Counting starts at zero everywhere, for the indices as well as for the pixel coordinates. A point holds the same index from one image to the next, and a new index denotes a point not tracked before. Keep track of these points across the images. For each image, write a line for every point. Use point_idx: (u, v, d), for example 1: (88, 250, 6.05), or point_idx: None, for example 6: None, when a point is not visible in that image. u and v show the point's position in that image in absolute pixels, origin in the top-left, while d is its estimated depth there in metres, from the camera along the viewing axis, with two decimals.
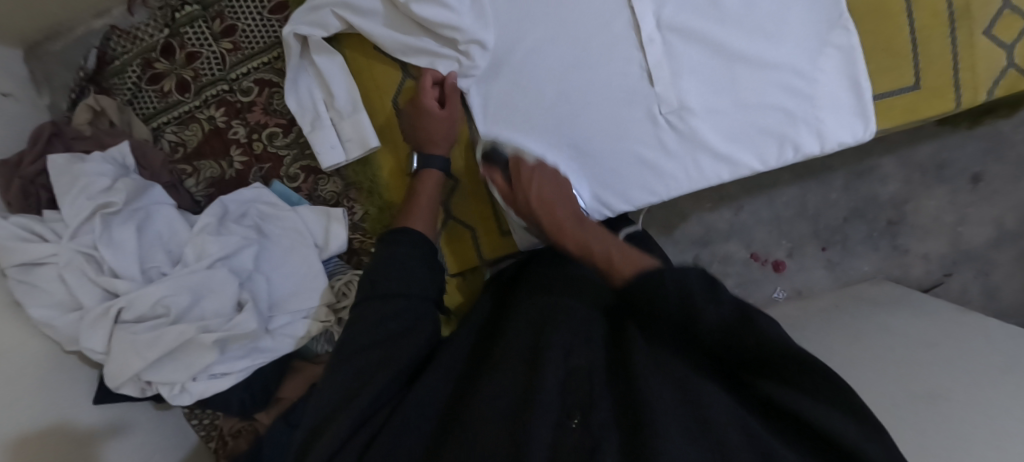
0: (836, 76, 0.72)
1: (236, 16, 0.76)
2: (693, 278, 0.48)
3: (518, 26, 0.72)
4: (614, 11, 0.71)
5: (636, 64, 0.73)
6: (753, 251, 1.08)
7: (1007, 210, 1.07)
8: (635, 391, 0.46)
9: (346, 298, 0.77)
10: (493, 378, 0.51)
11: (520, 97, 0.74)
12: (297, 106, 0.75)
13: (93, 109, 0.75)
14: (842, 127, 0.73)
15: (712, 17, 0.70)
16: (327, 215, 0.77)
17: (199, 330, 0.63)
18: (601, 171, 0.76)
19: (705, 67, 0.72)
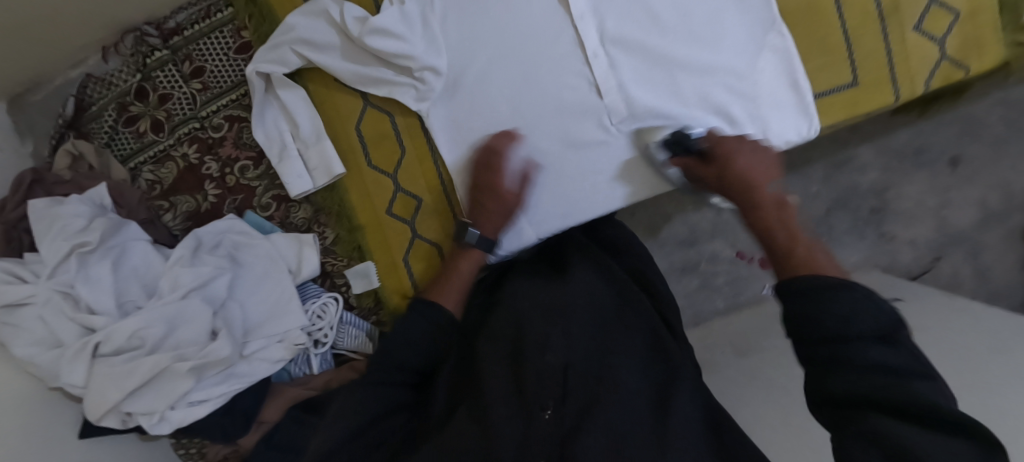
0: (776, 78, 0.75)
1: (204, 57, 0.80)
2: (860, 318, 0.46)
3: (470, 49, 0.75)
4: (558, 29, 0.75)
5: (583, 78, 0.75)
6: (738, 250, 1.10)
7: (989, 189, 1.09)
8: (606, 390, 0.57)
9: (321, 321, 0.80)
10: (488, 372, 0.63)
11: (477, 118, 0.77)
12: (265, 138, 0.79)
13: (72, 154, 0.80)
14: (787, 126, 0.76)
15: (653, 30, 0.74)
16: (299, 240, 0.80)
17: (173, 359, 0.66)
18: (558, 183, 0.78)
19: (650, 77, 0.75)
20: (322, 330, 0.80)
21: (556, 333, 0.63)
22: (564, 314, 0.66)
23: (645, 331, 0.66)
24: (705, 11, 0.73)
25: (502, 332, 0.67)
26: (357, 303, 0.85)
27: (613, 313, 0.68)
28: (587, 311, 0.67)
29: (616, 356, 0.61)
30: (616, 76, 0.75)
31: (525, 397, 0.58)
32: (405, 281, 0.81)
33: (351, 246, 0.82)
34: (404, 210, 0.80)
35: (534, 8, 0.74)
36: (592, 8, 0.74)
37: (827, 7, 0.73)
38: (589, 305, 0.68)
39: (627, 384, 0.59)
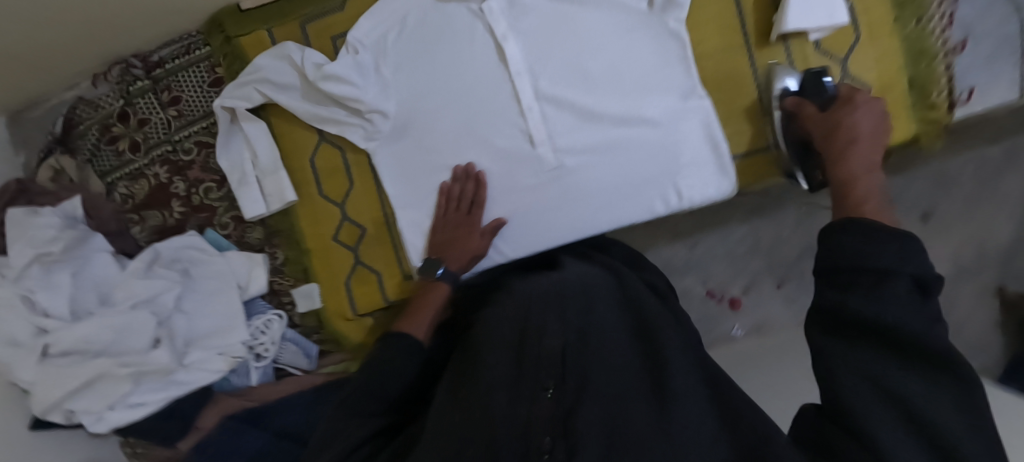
0: (700, 142, 0.80)
1: (182, 88, 0.88)
2: (904, 263, 0.47)
3: (417, 96, 0.82)
4: (497, 84, 0.81)
5: (518, 129, 0.82)
6: (709, 288, 1.20)
7: (961, 244, 1.14)
8: (598, 362, 0.57)
9: (263, 336, 0.86)
10: (486, 353, 0.59)
11: (418, 158, 0.84)
12: (229, 164, 0.86)
13: (55, 168, 0.88)
14: (704, 185, 0.81)
15: (583, 88, 0.80)
16: (251, 259, 0.87)
17: (117, 364, 0.72)
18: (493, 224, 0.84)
19: (579, 130, 0.81)
20: (264, 344, 0.86)
21: (554, 313, 0.61)
22: (562, 296, 0.63)
23: (634, 302, 0.67)
24: (631, 72, 0.79)
25: (491, 315, 0.64)
26: (300, 322, 0.90)
27: (607, 291, 0.67)
28: (584, 290, 0.65)
29: (605, 329, 0.61)
30: (549, 127, 0.81)
31: (526, 378, 0.56)
32: (345, 303, 0.87)
33: (298, 268, 0.89)
34: (349, 237, 0.87)
35: (482, 62, 0.81)
36: (529, 65, 0.80)
37: (744, 77, 0.80)
38: (586, 284, 0.66)
39: (618, 358, 0.59)
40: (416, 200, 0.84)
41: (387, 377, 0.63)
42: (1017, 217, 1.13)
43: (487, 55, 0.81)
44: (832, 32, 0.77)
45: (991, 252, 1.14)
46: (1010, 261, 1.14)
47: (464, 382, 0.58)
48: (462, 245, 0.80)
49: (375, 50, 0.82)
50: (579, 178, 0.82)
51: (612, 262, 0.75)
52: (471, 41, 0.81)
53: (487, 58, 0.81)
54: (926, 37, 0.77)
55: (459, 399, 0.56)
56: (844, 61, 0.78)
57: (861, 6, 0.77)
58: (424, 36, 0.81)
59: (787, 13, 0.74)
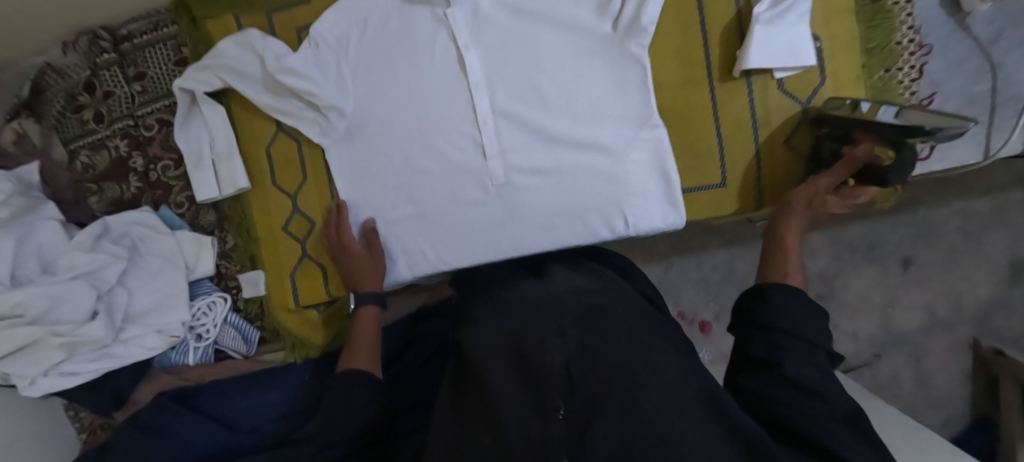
0: (645, 175, 0.80)
1: (148, 65, 0.89)
2: (814, 332, 0.55)
3: (375, 98, 0.82)
4: (456, 93, 0.80)
5: (472, 139, 0.81)
6: (680, 310, 1.20)
7: (937, 296, 1.12)
8: (601, 367, 0.52)
9: (205, 317, 0.87)
10: (491, 378, 0.58)
11: (369, 162, 0.84)
12: (186, 144, 0.87)
13: (18, 132, 0.89)
14: (650, 217, 0.80)
15: (539, 107, 0.80)
16: (199, 242, 0.88)
17: (48, 333, 0.75)
18: (440, 232, 0.84)
19: (530, 147, 0.81)
20: (206, 325, 0.87)
21: (552, 330, 0.58)
22: (558, 315, 0.61)
23: (626, 309, 0.63)
24: (585, 94, 0.78)
25: (487, 342, 0.63)
26: (244, 307, 0.92)
27: (602, 303, 0.64)
28: (581, 305, 0.63)
29: (605, 336, 0.57)
30: (499, 143, 0.81)
31: (536, 398, 0.53)
32: (289, 295, 0.89)
33: (245, 254, 0.90)
34: (298, 230, 0.88)
35: (443, 71, 0.81)
36: (488, 79, 0.80)
37: (705, 111, 0.78)
38: (585, 304, 0.63)
39: (617, 354, 0.53)
40: (369, 200, 0.86)
41: (359, 412, 0.67)
42: (995, 276, 1.11)
43: (448, 61, 0.80)
44: (797, 73, 0.75)
45: (967, 307, 1.12)
46: (987, 317, 1.12)
47: (482, 406, 0.57)
48: (365, 283, 0.82)
49: (336, 48, 0.82)
50: (524, 198, 0.82)
51: (607, 271, 0.74)
52: (432, 47, 0.80)
53: (448, 65, 0.80)
54: (892, 87, 0.76)
55: (466, 422, 0.58)
56: (806, 105, 0.77)
57: (828, 49, 0.75)
58: (387, 37, 0.81)
59: (749, 52, 0.72)
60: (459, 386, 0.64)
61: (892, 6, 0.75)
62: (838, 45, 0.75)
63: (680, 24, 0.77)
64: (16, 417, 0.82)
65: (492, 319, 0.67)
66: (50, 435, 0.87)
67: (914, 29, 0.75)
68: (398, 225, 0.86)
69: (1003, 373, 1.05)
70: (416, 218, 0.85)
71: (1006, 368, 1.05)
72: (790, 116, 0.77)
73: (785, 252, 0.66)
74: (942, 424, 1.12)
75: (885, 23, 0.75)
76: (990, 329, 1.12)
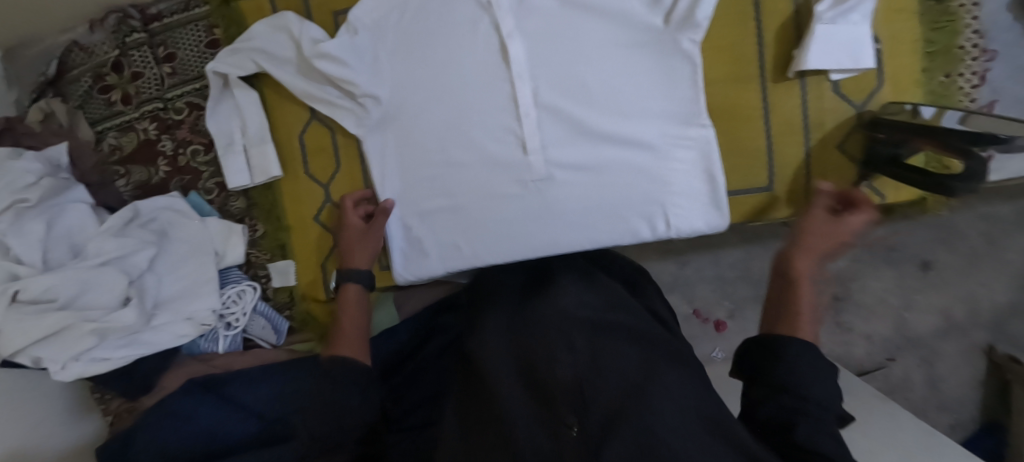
0: (688, 174, 0.78)
1: (177, 46, 0.86)
2: (830, 394, 0.50)
3: (410, 86, 0.79)
4: (497, 84, 0.78)
5: (511, 133, 0.79)
6: (695, 308, 1.19)
7: (954, 301, 1.11)
8: (609, 386, 0.52)
9: (235, 305, 0.87)
10: (499, 387, 0.57)
11: (406, 151, 0.82)
12: (216, 129, 0.84)
13: (45, 110, 0.87)
14: (690, 218, 0.78)
15: (580, 100, 0.77)
16: (229, 228, 0.87)
17: (80, 319, 0.73)
18: (476, 226, 0.82)
19: (569, 142, 0.78)
20: (235, 314, 0.87)
21: (559, 342, 0.58)
22: (563, 325, 0.60)
23: (636, 326, 0.62)
24: (630, 88, 0.76)
25: (494, 353, 0.63)
26: (273, 296, 0.92)
27: (611, 317, 0.63)
28: (591, 317, 0.62)
29: (616, 354, 0.56)
30: (532, 135, 0.78)
31: (549, 412, 0.52)
32: (319, 284, 0.88)
33: (276, 243, 0.89)
34: (330, 220, 0.87)
35: (484, 59, 0.78)
36: (530, 69, 0.77)
37: (754, 110, 0.76)
38: (589, 314, 0.63)
39: (623, 373, 0.53)
40: (404, 193, 0.84)
41: (348, 413, 0.62)
42: (1014, 282, 1.09)
43: (490, 50, 0.77)
44: (854, 75, 0.73)
45: (984, 312, 1.10)
46: (1004, 323, 1.10)
47: (493, 420, 0.57)
48: (353, 259, 0.81)
49: (373, 32, 0.79)
50: (562, 193, 0.80)
51: (615, 286, 0.72)
52: (473, 35, 0.78)
53: (489, 54, 0.78)
54: (950, 92, 0.75)
55: (476, 438, 0.57)
56: (861, 108, 0.74)
57: (888, 50, 0.72)
58: (428, 23, 0.78)
59: (808, 53, 0.70)
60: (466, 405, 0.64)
61: (956, 8, 0.73)
62: (898, 45, 0.72)
63: (733, 19, 0.74)
64: (37, 401, 0.81)
65: (502, 328, 0.67)
66: (75, 417, 0.87)
67: (978, 36, 0.75)
68: (434, 219, 0.84)
69: (1016, 379, 1.05)
70: (452, 211, 0.83)
71: (1020, 375, 1.05)
72: (844, 120, 0.75)
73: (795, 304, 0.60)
74: (950, 427, 1.11)
75: (948, 26, 0.73)
76: (1005, 334, 1.10)
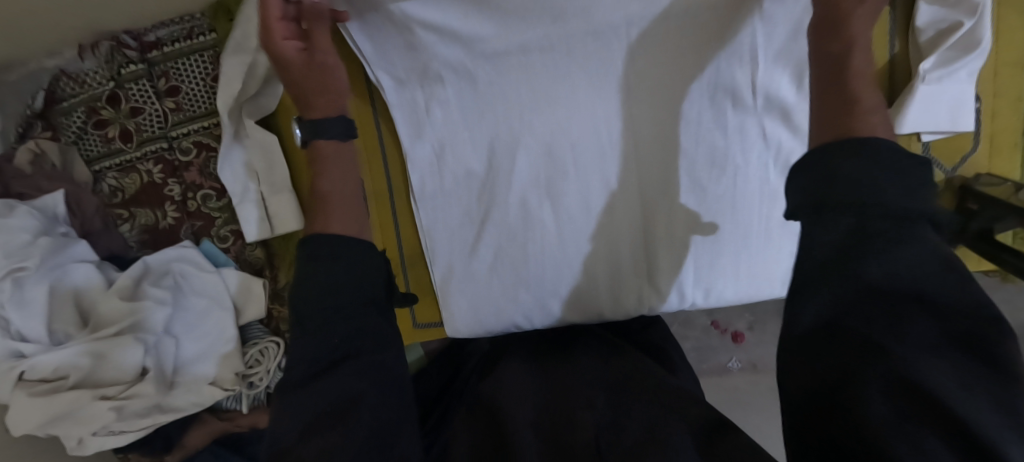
0: (744, 234, 0.72)
1: (181, 78, 0.76)
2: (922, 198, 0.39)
3: (453, 124, 0.71)
4: (592, 105, 0.67)
5: (603, 165, 0.70)
6: (714, 319, 1.07)
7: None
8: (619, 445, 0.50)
9: (258, 365, 0.81)
10: (510, 434, 0.53)
11: (450, 198, 0.74)
12: (230, 175, 0.76)
13: (34, 151, 0.76)
14: (731, 288, 0.75)
15: (684, 130, 0.67)
16: (248, 281, 0.81)
17: (94, 396, 0.67)
18: (562, 271, 0.74)
19: (674, 178, 0.69)
20: (258, 373, 0.81)
21: (583, 404, 0.57)
22: (581, 389, 0.61)
23: (651, 379, 0.61)
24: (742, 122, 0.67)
25: (513, 398, 0.60)
26: None
27: (628, 380, 0.62)
28: (607, 380, 0.62)
29: (636, 413, 0.54)
30: (585, 170, 0.70)
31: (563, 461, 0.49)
32: None
33: None
34: None
35: (543, 93, 0.67)
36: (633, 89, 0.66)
37: None
38: (611, 375, 0.63)
39: (645, 432, 0.51)
40: (442, 248, 0.76)
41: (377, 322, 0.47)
42: None
43: (591, 88, 0.66)
44: (948, 136, 0.65)
45: None
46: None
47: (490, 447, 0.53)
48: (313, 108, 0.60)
49: (416, 67, 0.67)
50: (641, 242, 0.72)
51: (636, 354, 0.69)
52: (530, 72, 0.66)
53: (558, 85, 0.67)
54: None
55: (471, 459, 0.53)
56: (951, 173, 0.68)
57: (987, 111, 0.65)
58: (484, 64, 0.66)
59: (906, 115, 0.62)
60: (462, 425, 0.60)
61: None
62: (1003, 104, 0.65)
63: None
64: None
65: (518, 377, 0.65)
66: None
67: None
68: (498, 272, 0.75)
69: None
70: (492, 268, 0.75)
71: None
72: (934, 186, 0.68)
73: (860, 105, 0.44)
74: None
75: None
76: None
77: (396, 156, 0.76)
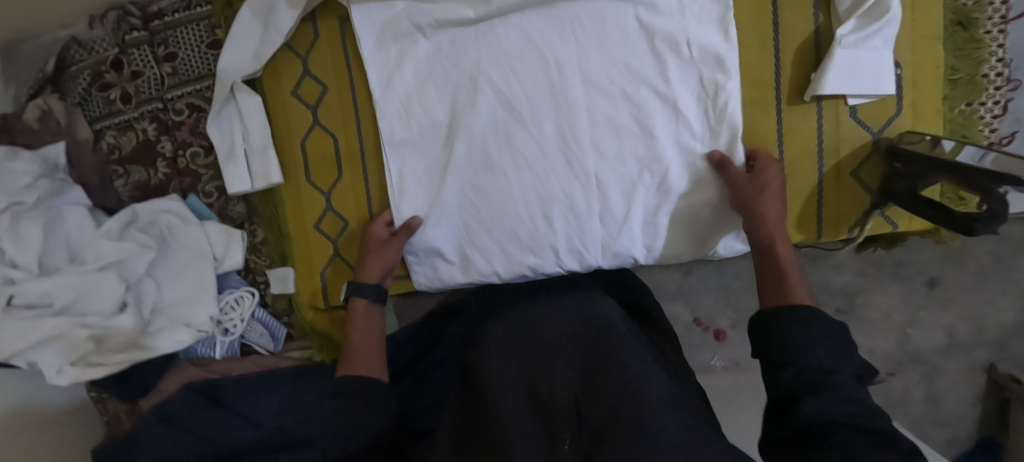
0: (696, 174, 0.77)
1: (179, 45, 0.84)
2: (843, 361, 0.52)
3: (421, 81, 0.78)
4: (540, 74, 0.75)
5: (551, 127, 0.76)
6: (697, 316, 1.15)
7: (959, 319, 1.11)
8: (609, 388, 0.56)
9: (233, 312, 0.86)
10: (498, 401, 0.58)
11: (421, 152, 0.80)
12: (218, 134, 0.83)
13: (42, 108, 0.84)
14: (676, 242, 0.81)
15: (621, 98, 0.75)
16: (229, 234, 0.86)
17: (76, 324, 0.73)
18: (518, 228, 0.80)
19: (620, 134, 0.76)
20: (233, 320, 0.86)
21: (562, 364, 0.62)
22: (551, 351, 0.65)
23: (624, 338, 0.66)
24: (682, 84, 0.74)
25: (495, 365, 0.64)
26: (272, 302, 0.91)
27: (596, 338, 0.66)
28: (575, 340, 0.67)
29: (616, 371, 0.58)
30: (540, 132, 0.77)
31: (549, 426, 0.54)
32: (321, 293, 0.88)
33: (276, 251, 0.87)
34: (331, 228, 0.85)
35: (499, 50, 0.75)
36: (577, 60, 0.74)
37: (769, 134, 0.74)
38: (592, 334, 0.67)
39: (616, 380, 0.56)
40: (410, 199, 0.81)
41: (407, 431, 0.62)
42: (1018, 303, 1.09)
43: (542, 56, 0.75)
44: (872, 100, 0.71)
45: (989, 331, 1.11)
46: (1006, 342, 1.12)
47: (486, 414, 0.59)
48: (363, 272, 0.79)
49: (391, 29, 0.77)
50: (594, 195, 0.78)
51: (612, 306, 0.74)
52: (489, 40, 0.74)
53: (508, 42, 0.74)
54: (973, 121, 0.72)
55: (467, 434, 0.58)
56: (878, 135, 0.73)
57: (908, 78, 0.70)
58: (450, 24, 0.76)
59: (826, 77, 0.68)
60: (462, 405, 0.65)
61: (984, 34, 0.70)
62: (923, 74, 0.70)
63: (756, 42, 0.73)
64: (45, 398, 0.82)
65: (502, 342, 0.69)
66: (72, 420, 0.87)
67: (1005, 62, 0.71)
68: (454, 226, 0.81)
69: (1014, 398, 1.07)
70: (456, 213, 0.81)
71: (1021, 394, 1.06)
72: (859, 146, 0.73)
73: (786, 285, 0.62)
74: (947, 443, 1.15)
75: (975, 53, 0.71)
76: (1008, 354, 1.12)
77: (366, 109, 0.81)
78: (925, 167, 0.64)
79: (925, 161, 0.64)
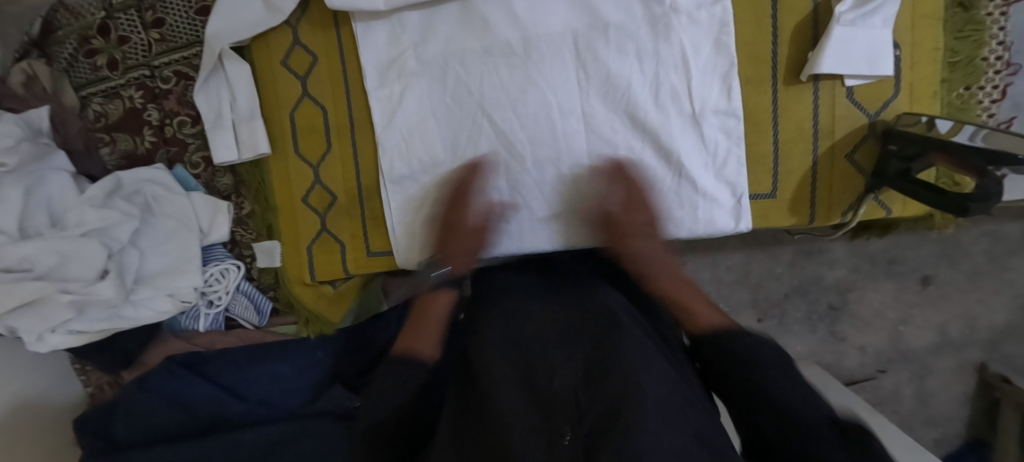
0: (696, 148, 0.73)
1: (167, 11, 0.83)
2: (807, 397, 0.50)
3: (423, 115, 0.77)
4: (545, 118, 0.73)
5: (552, 169, 0.75)
6: None
7: (952, 318, 1.10)
8: (614, 375, 0.49)
9: (218, 284, 0.85)
10: (494, 389, 0.51)
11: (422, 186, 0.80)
12: (205, 103, 0.82)
13: (27, 72, 0.83)
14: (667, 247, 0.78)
15: (627, 122, 0.73)
16: (215, 205, 0.85)
17: (58, 289, 0.70)
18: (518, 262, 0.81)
19: (620, 169, 0.74)
20: (217, 292, 0.86)
21: (561, 349, 0.55)
22: (549, 334, 0.58)
23: (625, 320, 0.59)
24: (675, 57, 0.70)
25: (490, 350, 0.57)
26: (258, 276, 0.90)
27: (599, 321, 0.59)
28: (574, 324, 0.60)
29: (619, 357, 0.51)
30: (541, 177, 0.76)
31: (547, 417, 0.47)
32: (305, 269, 0.85)
33: (262, 223, 0.86)
34: (318, 203, 0.83)
35: (502, 86, 0.73)
36: (580, 105, 0.73)
37: (764, 114, 0.73)
38: (593, 316, 0.60)
39: (620, 366, 0.50)
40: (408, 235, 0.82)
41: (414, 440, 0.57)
42: (1013, 303, 1.08)
43: (546, 93, 0.73)
44: (869, 82, 0.70)
45: (980, 330, 1.10)
46: (998, 342, 1.11)
47: (481, 403, 0.52)
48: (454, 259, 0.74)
49: (394, 61, 0.76)
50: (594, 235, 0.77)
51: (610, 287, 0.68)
52: (494, 74, 0.74)
53: (512, 83, 0.73)
54: (969, 105, 0.73)
55: (462, 425, 0.52)
56: (874, 117, 0.72)
57: (906, 59, 0.70)
58: (456, 53, 0.74)
59: (823, 56, 0.67)
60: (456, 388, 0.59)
61: (986, 16, 0.70)
62: (920, 54, 0.70)
63: (755, 21, 0.71)
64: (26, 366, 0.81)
65: (498, 323, 0.62)
66: (54, 390, 0.86)
67: (1004, 46, 0.72)
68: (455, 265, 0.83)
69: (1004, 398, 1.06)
70: None
71: (1011, 395, 1.05)
72: (855, 129, 0.72)
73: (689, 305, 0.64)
74: (934, 442, 1.14)
75: (975, 35, 0.71)
76: (1000, 354, 1.11)
77: (356, 82, 0.80)
78: (918, 145, 0.64)
79: (920, 140, 0.64)
